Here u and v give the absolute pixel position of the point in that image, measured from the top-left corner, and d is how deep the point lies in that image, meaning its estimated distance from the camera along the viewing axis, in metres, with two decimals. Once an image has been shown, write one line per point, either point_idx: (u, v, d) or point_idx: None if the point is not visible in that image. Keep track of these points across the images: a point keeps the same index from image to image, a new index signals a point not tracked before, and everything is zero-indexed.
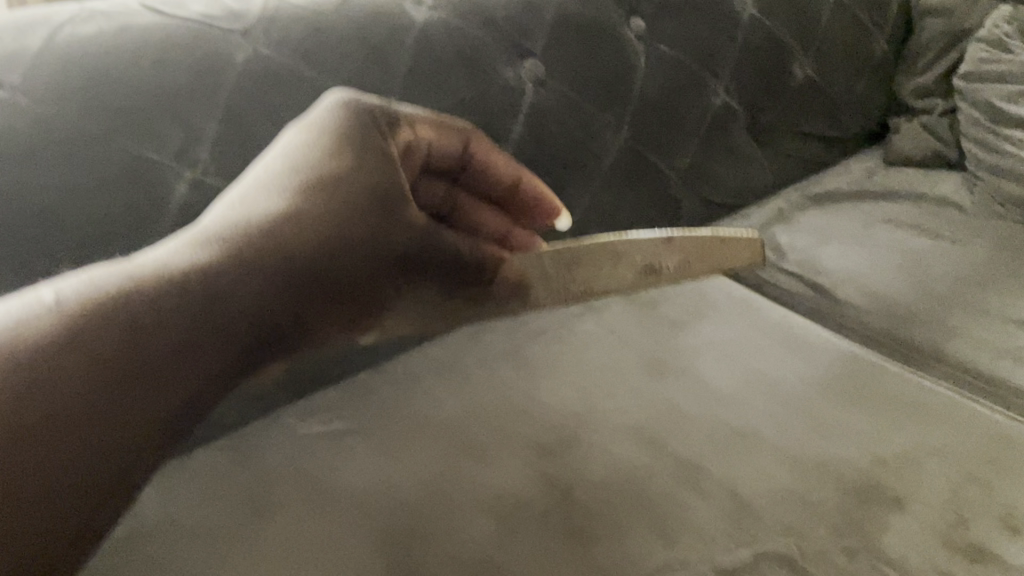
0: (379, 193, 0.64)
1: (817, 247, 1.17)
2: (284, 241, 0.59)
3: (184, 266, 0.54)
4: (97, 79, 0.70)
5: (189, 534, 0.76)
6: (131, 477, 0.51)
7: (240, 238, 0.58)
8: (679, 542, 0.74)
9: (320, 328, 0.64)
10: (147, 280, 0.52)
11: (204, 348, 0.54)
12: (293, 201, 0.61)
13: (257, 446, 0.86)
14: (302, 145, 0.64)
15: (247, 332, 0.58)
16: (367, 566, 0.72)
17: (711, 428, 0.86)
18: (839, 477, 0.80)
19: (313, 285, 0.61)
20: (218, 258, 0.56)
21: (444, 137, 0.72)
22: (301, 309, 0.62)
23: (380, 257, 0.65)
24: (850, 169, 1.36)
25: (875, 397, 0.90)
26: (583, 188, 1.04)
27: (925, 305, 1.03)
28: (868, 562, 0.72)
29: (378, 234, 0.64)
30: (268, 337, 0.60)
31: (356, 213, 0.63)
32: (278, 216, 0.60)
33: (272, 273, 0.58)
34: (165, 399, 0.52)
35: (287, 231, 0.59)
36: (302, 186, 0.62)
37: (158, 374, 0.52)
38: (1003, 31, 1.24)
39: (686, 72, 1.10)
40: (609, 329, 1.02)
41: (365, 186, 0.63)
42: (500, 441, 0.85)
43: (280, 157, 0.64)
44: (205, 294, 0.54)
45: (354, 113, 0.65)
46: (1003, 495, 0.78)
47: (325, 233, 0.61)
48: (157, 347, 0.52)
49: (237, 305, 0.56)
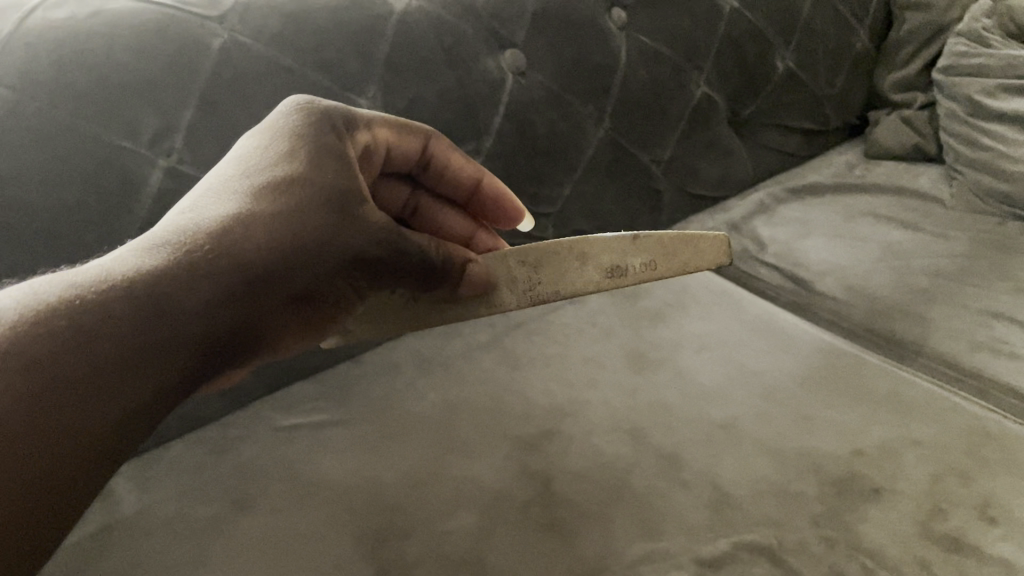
0: (337, 190, 0.59)
1: (798, 241, 1.17)
2: (245, 240, 0.54)
3: (130, 269, 0.49)
4: (68, 65, 0.69)
5: (166, 526, 0.76)
6: (90, 490, 0.44)
7: (198, 239, 0.53)
8: (658, 533, 0.74)
9: (281, 336, 0.58)
10: (101, 288, 0.47)
11: (164, 348, 0.48)
12: (245, 204, 0.56)
13: (236, 439, 0.85)
14: (254, 151, 0.61)
15: (218, 340, 0.52)
16: (346, 559, 0.72)
17: (691, 419, 0.86)
18: (818, 467, 0.80)
19: (273, 287, 0.56)
20: (166, 260, 0.50)
21: (402, 138, 0.73)
22: (262, 315, 0.56)
23: (345, 256, 0.59)
24: (832, 163, 1.37)
25: (855, 388, 0.90)
26: (564, 180, 1.04)
27: (904, 297, 1.03)
28: (846, 552, 0.72)
29: (340, 231, 0.59)
30: (228, 344, 0.54)
31: (314, 209, 0.58)
32: (236, 216, 0.55)
33: (229, 273, 0.53)
34: (126, 400, 0.46)
35: (240, 230, 0.54)
36: (261, 186, 0.58)
37: (117, 373, 0.46)
38: (982, 26, 1.25)
39: (668, 64, 1.10)
40: (590, 321, 1.02)
41: (320, 183, 0.59)
42: (480, 433, 0.85)
43: (232, 166, 0.60)
44: (157, 294, 0.48)
45: (306, 117, 0.63)
46: (981, 484, 0.78)
47: (282, 231, 0.56)
48: (109, 346, 0.45)
49: (194, 305, 0.50)
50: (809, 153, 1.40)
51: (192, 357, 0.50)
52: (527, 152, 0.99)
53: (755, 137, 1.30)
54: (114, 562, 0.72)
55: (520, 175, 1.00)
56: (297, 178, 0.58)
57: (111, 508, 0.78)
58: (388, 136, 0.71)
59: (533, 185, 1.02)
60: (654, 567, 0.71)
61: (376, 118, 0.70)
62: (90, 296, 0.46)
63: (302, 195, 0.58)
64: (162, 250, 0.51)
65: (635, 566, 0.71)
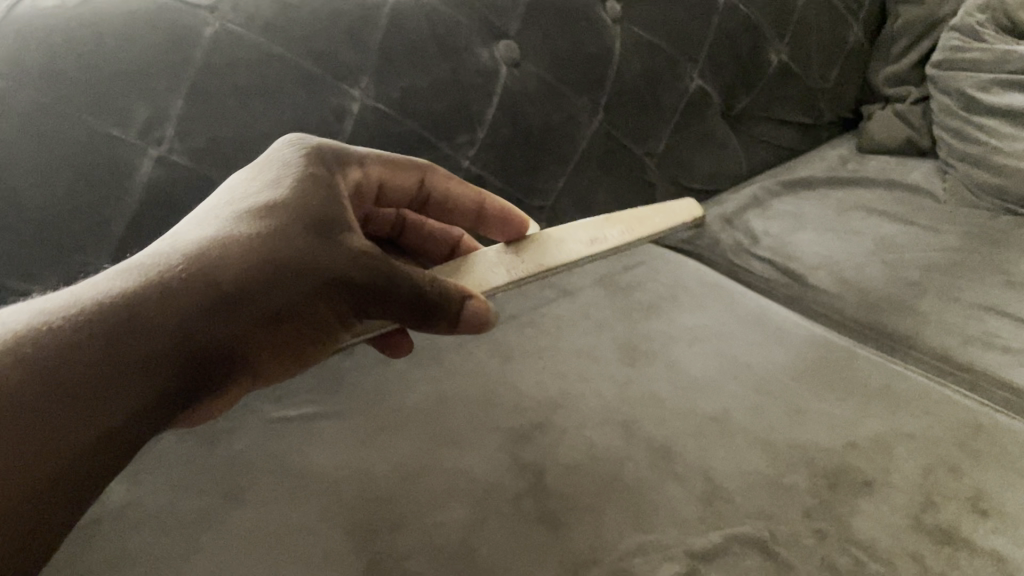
0: (315, 212, 0.58)
1: (791, 234, 1.17)
2: (220, 259, 0.53)
3: (101, 294, 0.49)
4: (60, 53, 0.69)
5: (157, 518, 0.75)
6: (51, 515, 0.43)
7: (173, 263, 0.52)
8: (650, 525, 0.74)
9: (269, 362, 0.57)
10: (69, 315, 0.47)
11: (132, 373, 0.47)
12: (226, 228, 0.56)
13: (226, 430, 0.85)
14: (244, 182, 0.61)
15: (192, 362, 0.51)
16: (337, 551, 0.71)
17: (683, 412, 0.86)
18: (810, 460, 0.80)
19: (254, 311, 0.54)
20: (137, 284, 0.50)
21: (399, 173, 0.74)
22: (244, 340, 0.54)
23: (329, 281, 0.57)
24: (824, 157, 1.36)
25: (847, 381, 0.90)
26: (557, 172, 1.04)
27: (897, 290, 1.03)
28: (838, 545, 0.72)
29: (320, 253, 0.57)
30: (207, 370, 0.52)
31: (293, 231, 0.56)
32: (213, 238, 0.54)
33: (202, 295, 0.52)
34: (89, 427, 0.45)
35: (216, 252, 0.53)
36: (244, 211, 0.57)
37: (79, 397, 0.45)
38: (976, 20, 1.24)
39: (662, 57, 1.10)
40: (583, 313, 1.01)
41: (300, 207, 0.58)
42: (473, 426, 0.84)
43: (223, 198, 0.61)
44: (124, 317, 0.48)
45: (301, 153, 0.64)
46: (972, 477, 0.78)
47: (259, 253, 0.55)
48: (71, 371, 0.45)
49: (162, 328, 0.49)
50: (802, 146, 1.40)
51: (166, 380, 0.49)
52: (520, 144, 0.99)
53: (748, 130, 1.30)
54: (104, 553, 0.72)
55: (513, 167, 1.00)
56: (277, 201, 0.58)
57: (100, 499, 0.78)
58: (381, 171, 0.72)
59: (526, 176, 1.01)
60: (646, 559, 0.71)
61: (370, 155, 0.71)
62: (55, 323, 0.46)
63: (282, 216, 0.57)
64: (133, 275, 0.51)
65: (627, 559, 0.71)
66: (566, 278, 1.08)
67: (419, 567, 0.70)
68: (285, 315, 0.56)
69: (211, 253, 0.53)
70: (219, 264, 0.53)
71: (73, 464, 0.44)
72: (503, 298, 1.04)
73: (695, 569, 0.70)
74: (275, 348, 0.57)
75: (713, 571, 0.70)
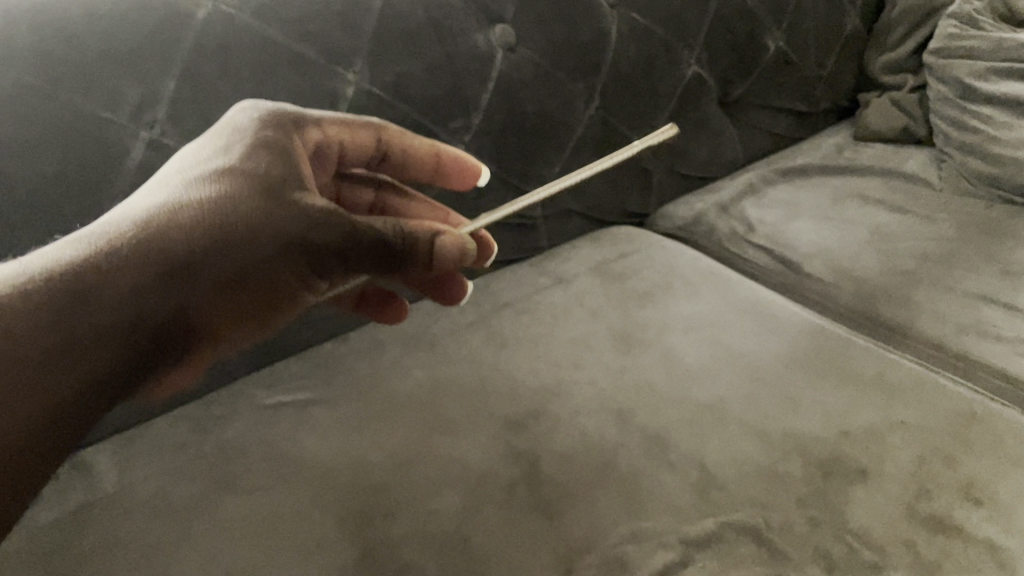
0: (272, 180, 0.63)
1: (787, 222, 1.17)
2: (179, 227, 0.57)
3: (65, 262, 0.52)
4: (51, 34, 0.67)
5: (149, 504, 0.75)
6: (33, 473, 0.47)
7: (133, 230, 0.56)
8: (644, 513, 0.74)
9: (225, 322, 0.62)
10: (33, 283, 0.50)
11: (98, 337, 0.52)
12: (186, 194, 0.60)
13: (219, 417, 0.85)
14: (201, 148, 0.65)
15: (154, 329, 0.55)
16: (331, 538, 0.71)
17: (678, 400, 0.86)
18: (805, 448, 0.80)
19: (213, 276, 0.59)
20: (98, 252, 0.54)
21: (356, 135, 0.76)
22: (204, 303, 0.59)
23: (285, 245, 0.62)
24: (820, 145, 1.36)
25: (841, 369, 0.90)
26: (552, 158, 1.04)
27: (892, 279, 1.03)
28: (833, 533, 0.72)
29: (279, 218, 0.62)
30: (168, 334, 0.57)
31: (252, 197, 0.61)
32: (172, 206, 0.58)
33: (166, 261, 0.56)
34: (60, 390, 0.49)
35: (176, 219, 0.57)
36: (201, 179, 0.61)
37: (47, 363, 0.49)
38: (974, 8, 1.24)
39: (659, 43, 1.09)
40: (578, 300, 1.01)
41: (257, 175, 0.62)
42: (468, 413, 0.84)
43: (181, 161, 0.65)
44: (90, 286, 0.52)
45: (261, 117, 0.67)
46: (966, 465, 0.78)
47: (219, 220, 0.59)
48: (43, 336, 0.49)
49: (124, 297, 0.53)
50: (798, 134, 1.39)
51: (130, 345, 0.54)
52: (516, 130, 0.98)
53: (745, 118, 1.30)
54: (96, 539, 0.72)
55: (509, 153, 0.99)
56: (234, 169, 0.62)
57: (93, 484, 0.77)
58: (340, 133, 0.74)
59: (522, 163, 1.01)
60: (639, 547, 0.71)
61: (327, 118, 0.73)
62: (23, 291, 0.49)
63: (243, 183, 0.61)
64: (89, 243, 0.54)
65: (621, 546, 0.71)
66: (561, 266, 1.08)
67: (412, 554, 0.70)
68: (242, 279, 0.61)
69: (162, 224, 0.57)
70: (171, 230, 0.57)
71: (54, 425, 0.49)
72: (498, 285, 1.04)
73: (688, 556, 0.70)
74: (229, 309, 0.62)
75: (707, 559, 0.70)
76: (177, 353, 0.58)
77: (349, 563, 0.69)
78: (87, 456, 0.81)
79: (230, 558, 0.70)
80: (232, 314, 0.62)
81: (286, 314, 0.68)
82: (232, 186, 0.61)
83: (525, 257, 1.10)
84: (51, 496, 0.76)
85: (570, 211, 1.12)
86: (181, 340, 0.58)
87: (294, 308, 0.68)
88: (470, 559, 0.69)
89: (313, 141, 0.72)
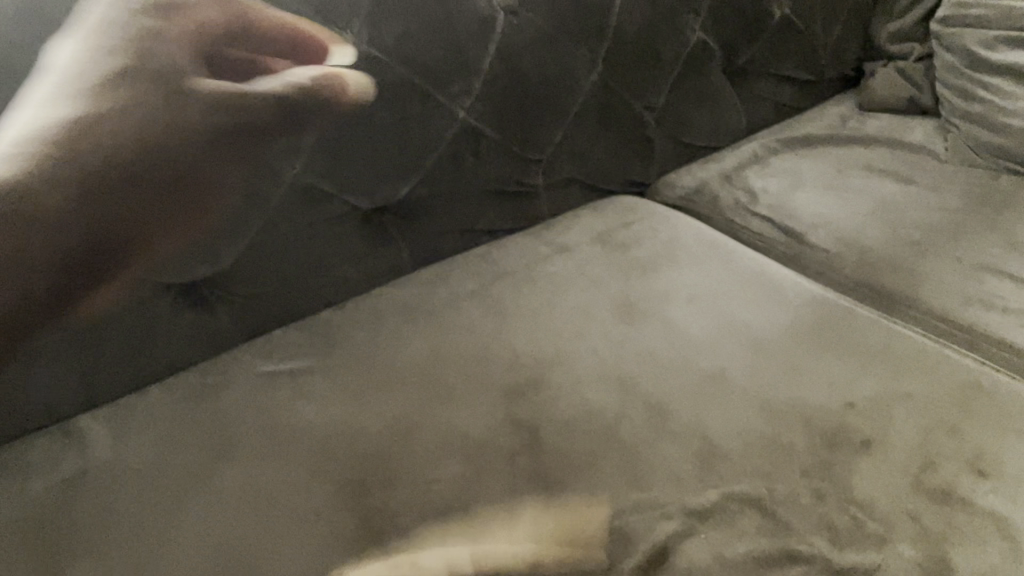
0: (150, 87, 0.68)
1: (790, 192, 1.15)
2: (64, 153, 0.65)
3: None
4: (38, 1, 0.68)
5: (144, 471, 0.74)
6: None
7: (37, 152, 0.65)
8: (646, 484, 0.73)
9: (154, 229, 0.73)
10: None
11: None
12: (76, 108, 0.66)
13: (215, 384, 0.83)
14: (95, 46, 0.67)
15: (64, 252, 0.68)
16: (328, 507, 0.70)
17: (679, 370, 0.85)
18: (809, 419, 0.79)
19: (110, 190, 0.68)
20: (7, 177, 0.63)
21: (223, 13, 0.72)
22: (110, 218, 0.70)
23: (157, 159, 0.70)
24: (824, 115, 1.34)
25: (846, 340, 0.89)
26: (554, 125, 1.02)
27: (897, 250, 1.02)
28: (837, 504, 0.71)
29: (150, 134, 0.69)
30: (91, 247, 0.70)
31: (124, 111, 0.67)
32: (67, 128, 0.65)
33: (51, 185, 0.65)
34: None
35: (66, 140, 0.65)
36: (83, 91, 0.66)
37: None
38: None
39: (664, 8, 1.07)
40: (579, 270, 0.99)
41: (121, 93, 0.67)
42: (467, 382, 0.83)
43: (76, 57, 0.67)
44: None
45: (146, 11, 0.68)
46: (971, 436, 0.77)
47: (94, 140, 0.66)
48: None
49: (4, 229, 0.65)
50: (802, 104, 1.37)
51: (34, 263, 0.67)
52: (517, 95, 0.96)
53: (749, 87, 1.27)
54: (89, 507, 0.71)
55: (510, 119, 0.97)
56: (109, 85, 0.67)
57: (87, 453, 0.76)
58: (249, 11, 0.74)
59: (522, 129, 0.99)
60: (641, 517, 0.70)
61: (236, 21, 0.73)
62: None
63: (117, 100, 0.67)
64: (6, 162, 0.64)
65: (622, 516, 0.70)
66: (563, 235, 1.06)
67: (411, 523, 0.69)
68: (138, 187, 0.70)
69: (67, 151, 0.65)
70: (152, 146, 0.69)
71: None
72: (498, 254, 1.02)
73: (691, 527, 0.69)
74: (146, 218, 0.72)
75: (710, 529, 0.69)
76: (111, 259, 0.72)
77: (348, 532, 0.68)
78: (80, 424, 0.80)
79: (226, 526, 0.69)
80: (157, 223, 0.73)
81: (212, 214, 0.78)
82: (209, 114, 0.72)
83: (525, 226, 1.08)
84: (44, 465, 0.75)
85: (572, 180, 1.10)
86: (110, 251, 0.71)
87: (217, 207, 0.78)
88: (470, 529, 0.69)
89: (183, 31, 0.70)
